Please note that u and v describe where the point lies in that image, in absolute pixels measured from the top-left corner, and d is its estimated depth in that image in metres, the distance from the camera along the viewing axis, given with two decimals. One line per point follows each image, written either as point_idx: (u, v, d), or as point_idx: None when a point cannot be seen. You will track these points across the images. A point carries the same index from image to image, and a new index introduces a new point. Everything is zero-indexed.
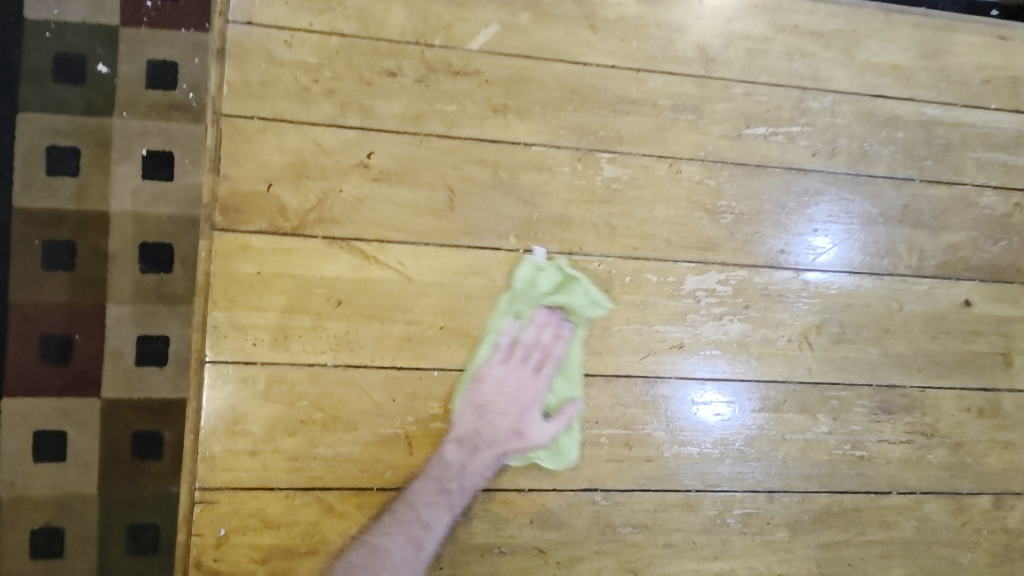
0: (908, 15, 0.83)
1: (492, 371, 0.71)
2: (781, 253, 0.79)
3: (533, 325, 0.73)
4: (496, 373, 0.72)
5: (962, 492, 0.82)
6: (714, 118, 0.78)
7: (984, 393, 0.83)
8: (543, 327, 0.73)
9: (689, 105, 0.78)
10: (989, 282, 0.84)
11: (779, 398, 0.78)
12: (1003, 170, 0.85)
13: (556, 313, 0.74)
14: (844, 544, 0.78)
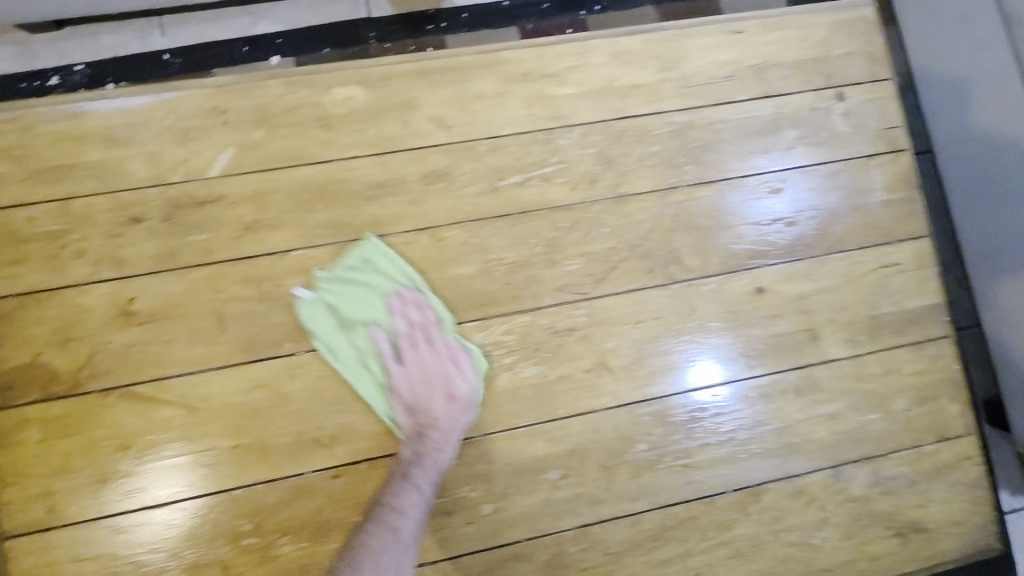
0: (635, 34, 0.86)
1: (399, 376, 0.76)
2: (561, 291, 0.82)
3: (397, 311, 0.77)
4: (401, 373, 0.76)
5: (796, 474, 0.84)
6: (465, 179, 0.81)
7: (797, 372, 0.85)
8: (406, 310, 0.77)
9: (438, 173, 0.81)
10: (777, 265, 0.86)
11: (590, 431, 0.80)
12: (764, 156, 0.87)
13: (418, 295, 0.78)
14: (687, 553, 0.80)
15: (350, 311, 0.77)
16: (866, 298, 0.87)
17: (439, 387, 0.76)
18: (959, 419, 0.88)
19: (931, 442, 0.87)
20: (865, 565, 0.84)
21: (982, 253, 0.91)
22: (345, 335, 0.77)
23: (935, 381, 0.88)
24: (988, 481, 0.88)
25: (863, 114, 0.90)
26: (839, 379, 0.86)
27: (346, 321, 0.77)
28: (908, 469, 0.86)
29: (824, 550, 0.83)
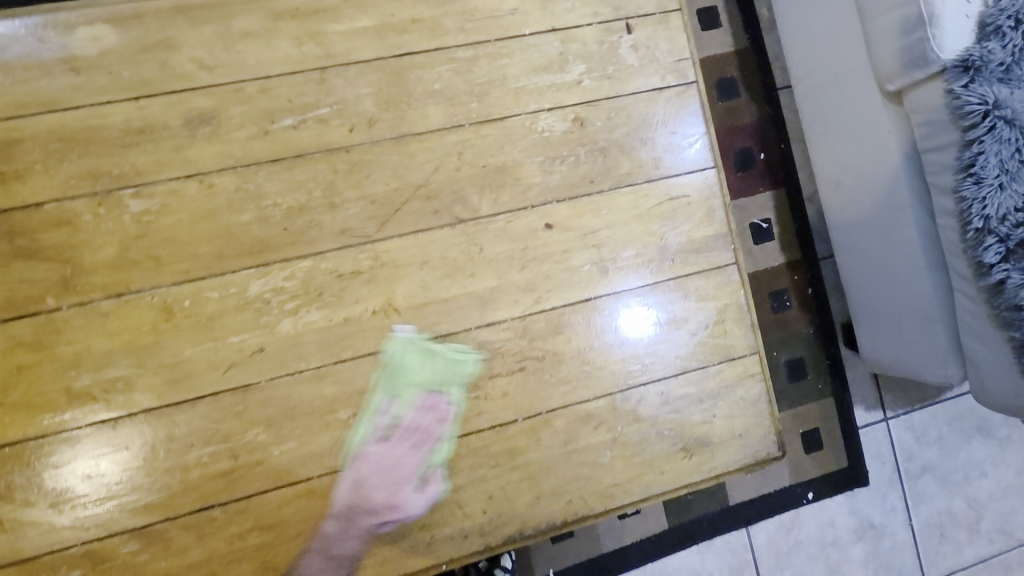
0: None
1: (360, 457, 0.81)
2: (342, 235, 0.82)
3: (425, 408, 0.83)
4: (367, 451, 0.81)
5: (585, 400, 0.87)
6: (234, 123, 0.79)
7: (585, 304, 0.88)
8: (423, 415, 0.83)
9: (203, 117, 0.79)
10: (566, 201, 0.88)
11: (376, 370, 0.82)
12: (551, 92, 0.88)
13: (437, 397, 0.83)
14: (478, 480, 0.84)
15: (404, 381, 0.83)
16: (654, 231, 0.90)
17: (407, 471, 0.82)
18: (745, 339, 0.92)
19: (716, 363, 0.91)
20: (658, 480, 0.88)
21: (836, 177, 1.38)
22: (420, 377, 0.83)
23: (721, 306, 0.92)
24: (772, 394, 0.93)
25: (651, 47, 0.91)
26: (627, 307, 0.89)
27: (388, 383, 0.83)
28: (696, 388, 0.90)
29: (614, 469, 0.87)
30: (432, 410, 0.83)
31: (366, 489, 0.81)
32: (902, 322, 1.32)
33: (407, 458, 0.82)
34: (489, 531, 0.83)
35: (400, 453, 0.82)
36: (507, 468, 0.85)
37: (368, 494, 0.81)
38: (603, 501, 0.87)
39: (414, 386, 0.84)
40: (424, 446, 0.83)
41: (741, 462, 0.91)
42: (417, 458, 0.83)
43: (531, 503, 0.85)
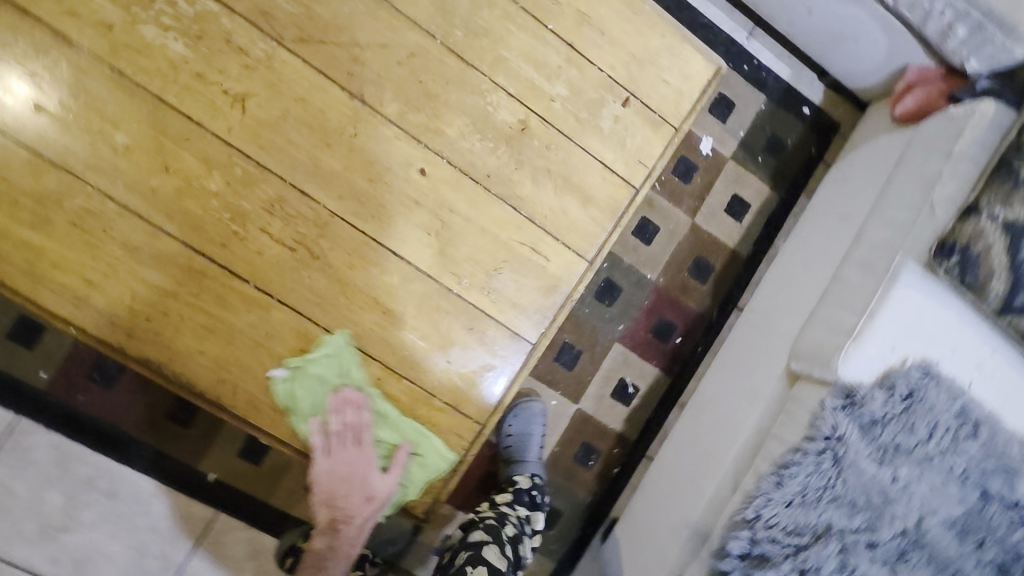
0: None
1: (347, 458, 0.88)
2: (259, 13, 0.80)
3: (334, 410, 0.86)
4: (329, 461, 0.87)
5: (313, 321, 0.84)
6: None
7: (390, 255, 0.86)
8: (340, 409, 0.86)
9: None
10: (455, 168, 0.87)
11: (179, 132, 0.79)
12: (524, 84, 0.88)
13: (317, 417, 0.85)
14: (376, 432, 0.88)
15: (304, 399, 0.85)
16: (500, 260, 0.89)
17: (352, 439, 0.87)
18: (484, 407, 0.90)
19: (442, 402, 0.89)
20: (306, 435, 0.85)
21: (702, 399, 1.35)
22: (299, 411, 0.85)
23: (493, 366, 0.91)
24: (461, 468, 0.91)
25: (628, 131, 0.92)
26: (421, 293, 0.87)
27: (297, 403, 0.84)
28: (405, 399, 0.88)
29: (283, 394, 0.84)
30: (335, 406, 0.86)
31: (336, 471, 0.87)
32: (638, 534, 1.28)
33: (343, 456, 0.87)
34: (133, 336, 0.79)
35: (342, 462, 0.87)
36: (195, 306, 0.81)
37: (324, 482, 0.88)
38: (247, 409, 0.83)
39: (313, 402, 0.85)
40: (349, 447, 0.87)
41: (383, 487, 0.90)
42: (349, 442, 0.87)
43: (190, 351, 0.81)
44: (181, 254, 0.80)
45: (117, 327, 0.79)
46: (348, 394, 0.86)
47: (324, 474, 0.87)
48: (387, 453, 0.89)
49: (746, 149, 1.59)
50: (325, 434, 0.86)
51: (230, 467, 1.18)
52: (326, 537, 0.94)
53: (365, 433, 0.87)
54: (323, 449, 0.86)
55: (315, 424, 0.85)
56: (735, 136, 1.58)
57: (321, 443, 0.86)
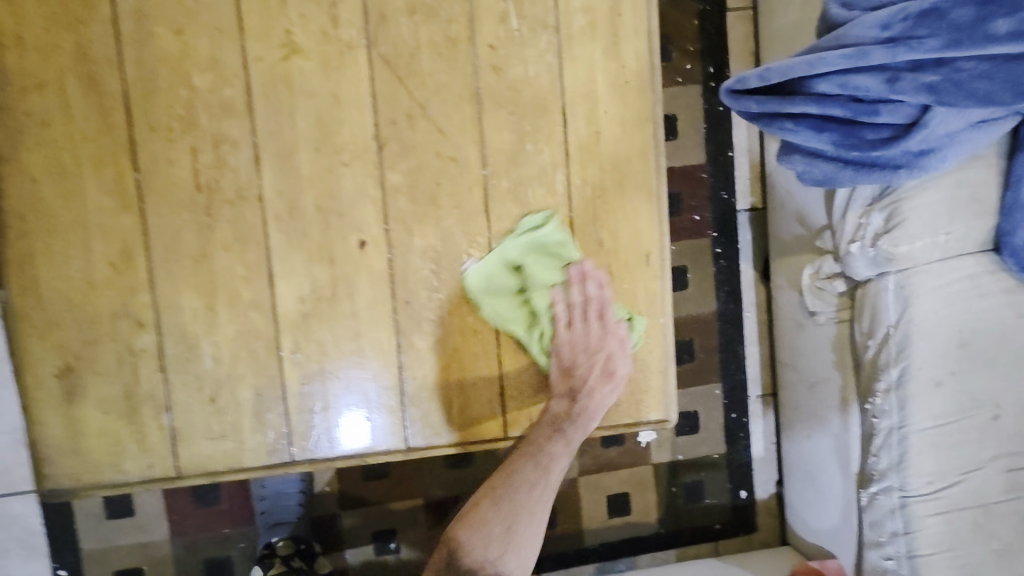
0: (649, 138, 0.82)
1: (562, 337, 0.83)
2: (378, 11, 0.76)
3: (580, 278, 0.82)
4: (564, 340, 0.83)
5: (145, 254, 0.75)
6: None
7: (265, 274, 0.77)
8: (587, 280, 0.82)
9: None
10: (389, 269, 0.79)
11: (220, 20, 0.74)
12: (511, 270, 0.81)
13: (588, 264, 0.82)
14: (619, 308, 0.84)
15: (533, 274, 0.82)
16: (347, 373, 0.80)
17: (594, 311, 0.83)
18: (196, 467, 0.78)
19: (170, 423, 0.77)
20: (33, 327, 0.73)
21: None
22: (545, 267, 0.82)
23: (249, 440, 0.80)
24: (119, 491, 0.77)
25: (663, 343, 0.86)
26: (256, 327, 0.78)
27: (527, 280, 0.82)
28: (144, 388, 0.76)
29: (55, 281, 0.73)
30: (574, 276, 0.82)
31: (582, 340, 0.83)
32: None
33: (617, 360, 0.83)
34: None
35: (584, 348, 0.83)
36: (73, 144, 0.72)
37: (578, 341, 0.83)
38: (15, 258, 0.72)
39: (546, 274, 0.82)
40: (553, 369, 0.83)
41: (269, 432, 0.79)
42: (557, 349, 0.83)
43: (26, 170, 0.72)
44: (110, 98, 0.72)
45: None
46: (577, 269, 0.82)
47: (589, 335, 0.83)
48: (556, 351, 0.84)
49: (668, 472, 1.50)
50: (562, 309, 0.83)
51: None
52: (564, 403, 0.83)
53: (606, 309, 0.83)
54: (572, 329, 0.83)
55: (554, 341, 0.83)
56: (671, 455, 1.50)
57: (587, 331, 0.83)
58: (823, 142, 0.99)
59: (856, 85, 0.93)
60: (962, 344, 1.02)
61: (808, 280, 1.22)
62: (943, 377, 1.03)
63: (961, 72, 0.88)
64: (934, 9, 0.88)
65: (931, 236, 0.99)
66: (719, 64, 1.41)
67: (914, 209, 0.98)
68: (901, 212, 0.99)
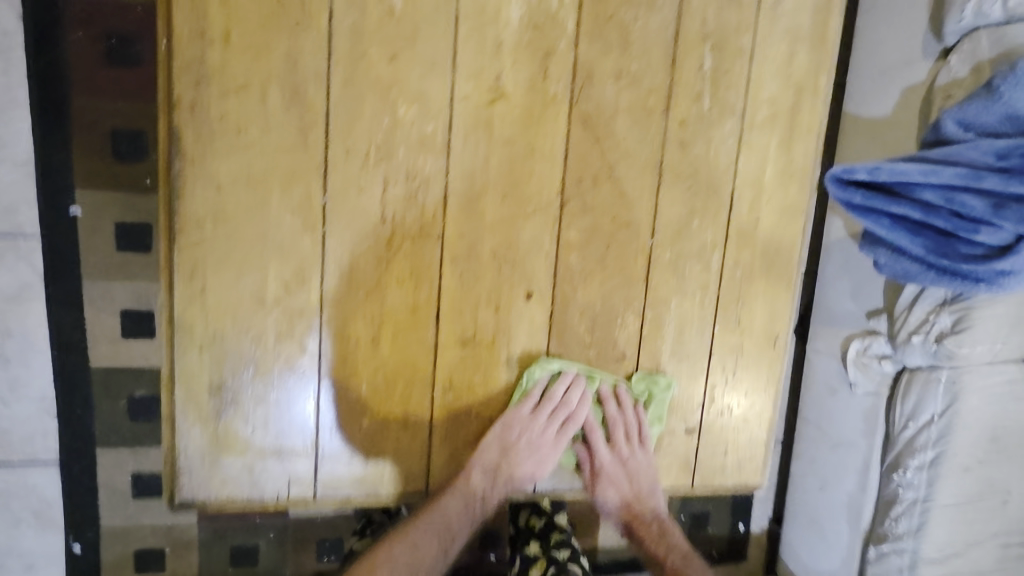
0: (800, 230, 0.87)
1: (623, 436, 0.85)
2: (587, 70, 0.76)
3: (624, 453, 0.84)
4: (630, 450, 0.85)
5: (321, 278, 0.73)
6: (725, 6, 0.78)
7: (433, 312, 0.77)
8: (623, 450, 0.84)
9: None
10: (548, 322, 0.81)
11: (434, 53, 0.71)
12: (657, 336, 0.85)
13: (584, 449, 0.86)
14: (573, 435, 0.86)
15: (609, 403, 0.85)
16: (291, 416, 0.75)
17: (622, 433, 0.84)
18: (333, 490, 0.77)
19: (315, 446, 0.76)
20: (194, 339, 0.70)
21: None
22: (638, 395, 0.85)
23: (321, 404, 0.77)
24: (256, 508, 0.76)
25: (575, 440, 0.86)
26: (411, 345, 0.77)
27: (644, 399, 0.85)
28: (295, 410, 0.75)
29: (225, 295, 0.70)
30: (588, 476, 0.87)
31: (531, 435, 0.80)
32: None
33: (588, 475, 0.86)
34: (194, 111, 0.66)
35: (600, 453, 0.85)
36: (266, 157, 0.69)
37: (618, 472, 0.85)
38: (186, 267, 0.69)
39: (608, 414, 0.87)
40: (578, 384, 0.82)
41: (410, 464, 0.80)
42: (620, 415, 0.84)
43: (214, 178, 0.68)
44: (313, 116, 0.69)
45: (194, 92, 0.66)
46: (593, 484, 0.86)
47: (634, 470, 0.85)
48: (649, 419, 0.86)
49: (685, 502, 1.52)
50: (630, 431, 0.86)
51: (94, 222, 0.88)
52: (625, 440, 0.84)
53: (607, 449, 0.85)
54: (643, 449, 0.85)
55: (640, 411, 0.85)
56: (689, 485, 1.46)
57: (626, 467, 0.85)
58: (918, 243, 1.03)
59: (962, 203, 0.96)
60: (993, 439, 1.13)
61: (856, 355, 1.32)
62: (972, 463, 1.14)
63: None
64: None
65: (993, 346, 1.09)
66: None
67: (983, 318, 1.06)
68: (970, 319, 1.07)
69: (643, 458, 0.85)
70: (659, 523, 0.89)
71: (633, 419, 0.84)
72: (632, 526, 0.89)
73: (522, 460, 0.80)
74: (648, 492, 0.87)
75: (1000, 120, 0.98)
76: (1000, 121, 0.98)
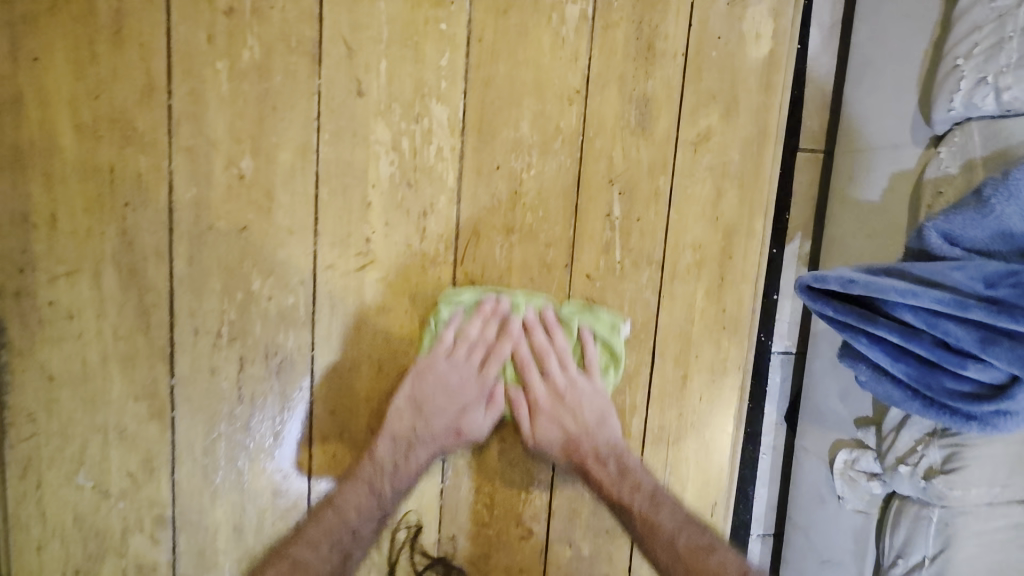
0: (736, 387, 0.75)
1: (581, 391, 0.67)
2: (472, 227, 0.67)
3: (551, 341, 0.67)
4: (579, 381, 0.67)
5: (169, 465, 0.65)
6: (636, 146, 0.68)
7: (302, 497, 0.68)
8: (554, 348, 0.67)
9: (647, 109, 0.67)
10: (439, 498, 0.72)
11: (290, 220, 0.63)
12: (568, 510, 0.74)
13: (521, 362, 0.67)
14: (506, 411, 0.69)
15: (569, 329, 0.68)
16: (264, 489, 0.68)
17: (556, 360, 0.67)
18: None
19: None
20: (29, 537, 0.64)
21: None
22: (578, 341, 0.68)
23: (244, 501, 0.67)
24: None
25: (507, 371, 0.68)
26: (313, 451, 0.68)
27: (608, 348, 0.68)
28: None
29: (63, 488, 0.64)
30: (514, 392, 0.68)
31: (453, 382, 0.66)
32: None
33: (519, 415, 0.68)
34: (20, 298, 0.60)
35: (534, 388, 0.67)
36: (103, 342, 0.62)
37: (555, 408, 0.67)
38: (17, 460, 0.63)
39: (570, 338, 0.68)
40: (501, 317, 0.67)
41: None
42: (552, 354, 0.67)
43: (44, 367, 0.62)
44: (154, 296, 0.62)
45: (18, 278, 0.60)
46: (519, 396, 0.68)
47: (575, 401, 0.67)
48: (572, 347, 0.68)
49: None
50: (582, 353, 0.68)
51: None
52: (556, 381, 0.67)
53: (528, 371, 0.67)
54: (586, 377, 0.68)
55: (585, 337, 0.67)
56: None
57: (568, 407, 0.67)
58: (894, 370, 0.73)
59: (944, 331, 0.67)
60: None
61: (839, 465, 0.89)
62: None
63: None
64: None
65: (994, 492, 0.73)
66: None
67: (981, 459, 0.73)
68: (962, 456, 0.74)
69: (613, 449, 0.67)
70: (637, 482, 0.66)
71: (563, 350, 0.67)
72: (583, 466, 0.68)
73: (436, 415, 0.67)
74: (598, 427, 0.67)
75: (991, 235, 0.65)
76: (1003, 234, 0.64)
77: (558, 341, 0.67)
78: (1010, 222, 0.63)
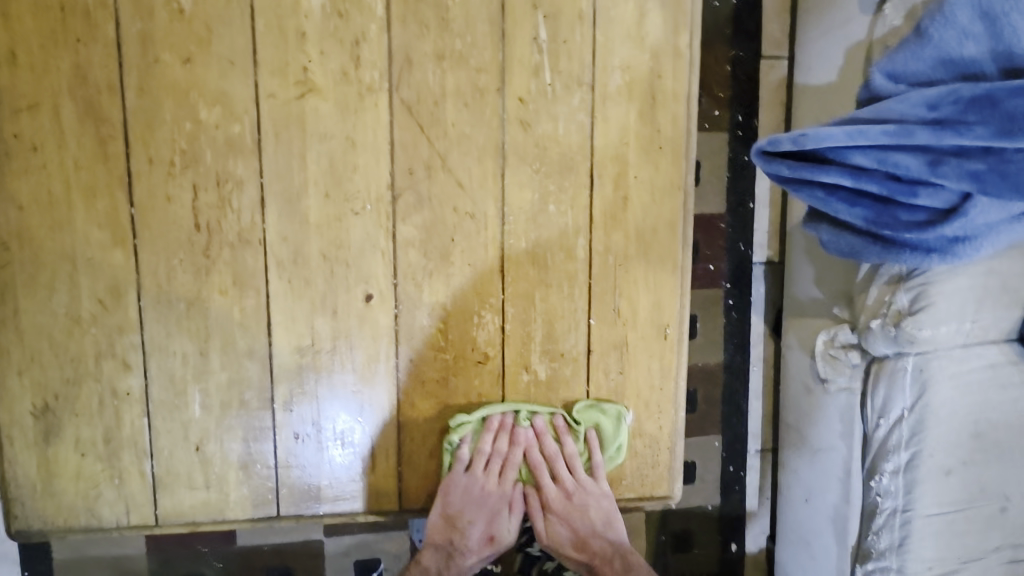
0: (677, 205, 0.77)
1: None
2: (403, 54, 0.71)
3: None
4: None
5: (135, 292, 0.70)
6: None
7: (261, 323, 0.72)
8: None
9: None
10: (395, 327, 0.75)
11: (232, 51, 0.68)
12: (521, 334, 0.77)
13: None
14: None
15: None
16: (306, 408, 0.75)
17: None
18: (174, 516, 0.74)
19: (150, 468, 0.73)
20: (11, 363, 0.69)
21: None
22: None
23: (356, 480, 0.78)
24: (93, 536, 0.73)
25: None
26: (271, 278, 0.72)
27: None
28: (125, 432, 0.72)
29: (39, 314, 0.69)
30: None
31: (475, 493, 0.77)
32: None
33: (541, 495, 0.80)
34: None
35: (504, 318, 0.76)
36: (65, 174, 0.67)
37: (567, 508, 0.79)
38: None
39: None
40: (507, 429, 0.78)
41: (256, 486, 0.75)
42: None
43: (13, 198, 0.67)
44: (110, 128, 0.67)
45: None
46: None
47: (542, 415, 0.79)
48: (580, 450, 0.80)
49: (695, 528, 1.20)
50: None
51: None
52: None
53: None
54: (592, 479, 0.79)
55: (591, 439, 0.79)
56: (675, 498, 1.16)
57: None
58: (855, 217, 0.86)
59: (895, 163, 0.80)
60: (976, 436, 0.91)
61: (821, 346, 1.03)
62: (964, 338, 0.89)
63: (1010, 164, 0.76)
64: (987, 94, 0.75)
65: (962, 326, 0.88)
66: (749, 109, 1.10)
67: (944, 293, 0.86)
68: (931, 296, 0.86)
69: None
70: None
71: None
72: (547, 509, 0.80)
73: None
74: None
75: (934, 64, 0.81)
76: (934, 67, 0.81)
77: (626, 546, 0.81)
78: (949, 48, 0.80)
